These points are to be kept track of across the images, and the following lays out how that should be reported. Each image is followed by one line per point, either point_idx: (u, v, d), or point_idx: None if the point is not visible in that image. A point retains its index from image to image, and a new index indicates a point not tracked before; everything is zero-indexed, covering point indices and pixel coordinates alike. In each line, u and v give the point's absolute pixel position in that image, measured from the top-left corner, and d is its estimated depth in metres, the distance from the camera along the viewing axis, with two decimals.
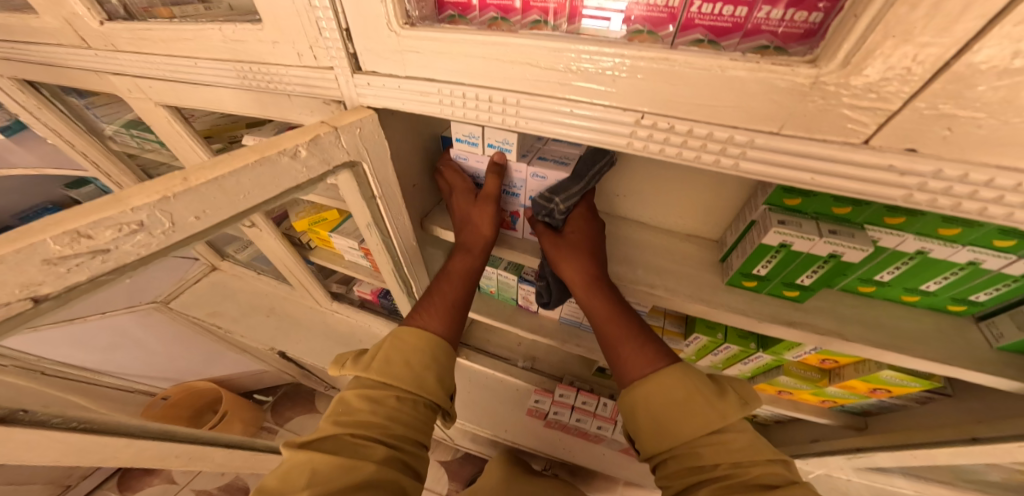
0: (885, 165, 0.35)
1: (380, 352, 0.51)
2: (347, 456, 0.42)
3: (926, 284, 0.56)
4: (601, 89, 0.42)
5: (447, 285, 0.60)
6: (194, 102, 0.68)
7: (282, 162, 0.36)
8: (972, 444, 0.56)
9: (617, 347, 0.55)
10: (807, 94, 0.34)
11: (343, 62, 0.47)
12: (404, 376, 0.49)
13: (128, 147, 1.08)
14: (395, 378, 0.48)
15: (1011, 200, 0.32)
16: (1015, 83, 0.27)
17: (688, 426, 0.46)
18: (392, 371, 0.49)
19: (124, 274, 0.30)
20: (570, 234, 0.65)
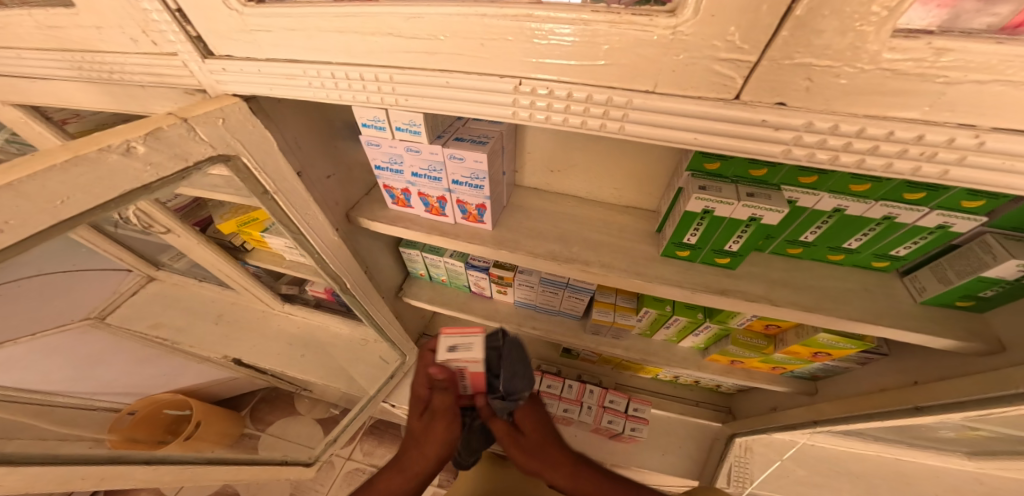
0: (757, 121, 0.33)
1: None
2: None
3: (849, 242, 0.60)
4: (472, 59, 0.37)
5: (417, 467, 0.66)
6: (36, 100, 0.58)
7: (109, 160, 0.33)
8: (917, 413, 0.58)
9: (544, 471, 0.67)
10: (670, 50, 0.31)
11: (187, 48, 0.42)
12: None
13: None
14: None
15: (885, 149, 0.31)
16: (858, 26, 0.25)
17: None
18: None
19: None
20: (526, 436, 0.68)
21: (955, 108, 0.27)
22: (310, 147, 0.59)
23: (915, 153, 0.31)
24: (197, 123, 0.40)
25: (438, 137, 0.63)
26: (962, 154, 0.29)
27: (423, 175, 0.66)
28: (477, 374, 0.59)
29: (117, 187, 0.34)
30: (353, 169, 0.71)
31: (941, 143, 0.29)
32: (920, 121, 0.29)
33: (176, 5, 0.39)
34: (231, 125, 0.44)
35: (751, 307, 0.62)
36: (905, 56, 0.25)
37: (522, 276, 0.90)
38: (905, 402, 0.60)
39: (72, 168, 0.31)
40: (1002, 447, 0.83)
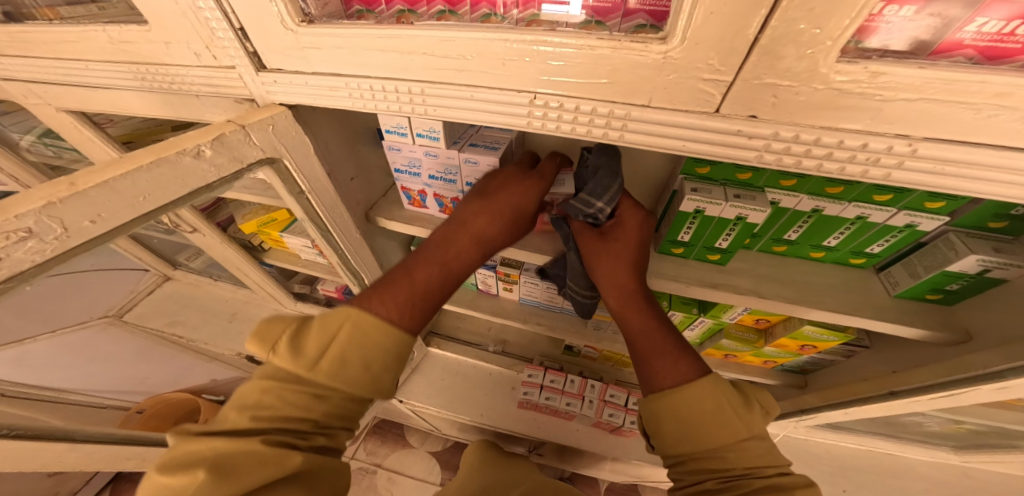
0: (735, 131, 0.39)
1: (330, 350, 0.42)
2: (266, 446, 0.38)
3: (828, 240, 0.66)
4: (494, 75, 0.43)
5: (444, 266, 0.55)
6: (93, 107, 0.64)
7: (183, 162, 0.39)
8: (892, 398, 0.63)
9: (649, 359, 0.51)
10: (662, 70, 0.37)
11: (244, 62, 0.47)
12: (351, 377, 0.43)
13: (45, 156, 1.06)
14: (344, 380, 0.42)
15: (841, 154, 0.37)
16: (811, 54, 0.31)
17: (714, 434, 0.43)
18: (342, 372, 0.42)
19: (27, 279, 0.33)
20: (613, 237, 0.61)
21: (893, 121, 0.33)
22: (339, 151, 0.65)
23: (864, 159, 0.37)
24: (252, 130, 0.46)
25: (454, 142, 0.69)
26: (902, 159, 0.35)
27: (439, 178, 0.72)
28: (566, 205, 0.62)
29: (187, 185, 0.40)
30: (373, 172, 0.77)
31: (884, 150, 0.35)
32: (867, 131, 0.35)
33: (238, 25, 0.44)
34: (278, 131, 0.50)
35: (740, 300, 0.67)
36: (849, 78, 0.31)
37: (527, 274, 0.95)
38: (881, 389, 0.66)
39: (155, 168, 0.36)
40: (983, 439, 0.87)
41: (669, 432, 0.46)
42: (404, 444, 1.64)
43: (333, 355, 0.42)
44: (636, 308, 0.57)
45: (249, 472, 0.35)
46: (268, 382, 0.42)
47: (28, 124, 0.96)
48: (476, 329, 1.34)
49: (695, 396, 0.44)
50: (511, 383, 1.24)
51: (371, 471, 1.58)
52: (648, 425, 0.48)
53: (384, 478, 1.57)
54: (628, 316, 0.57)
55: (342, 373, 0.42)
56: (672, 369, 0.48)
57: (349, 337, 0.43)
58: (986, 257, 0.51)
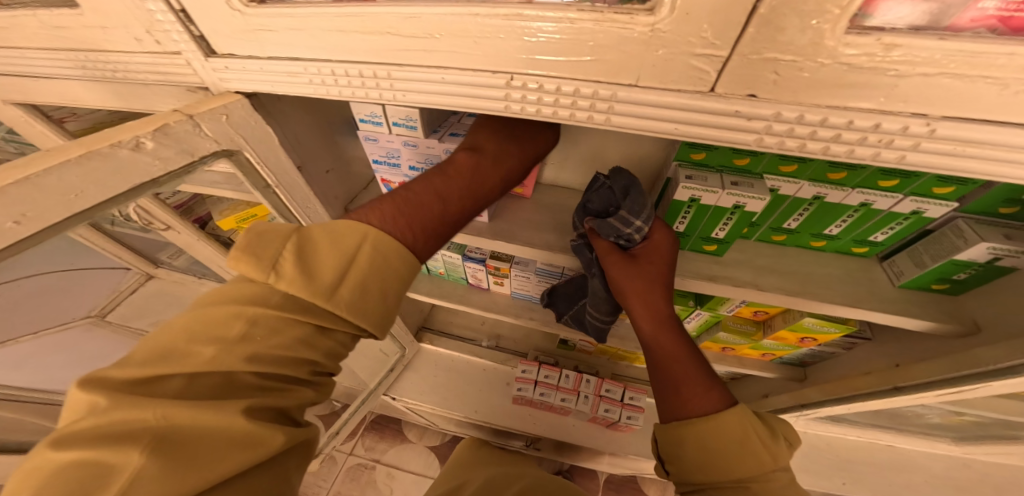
0: (732, 112, 0.35)
1: (358, 264, 0.37)
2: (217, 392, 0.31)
3: (830, 229, 0.63)
4: (465, 54, 0.39)
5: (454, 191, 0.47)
6: (43, 100, 0.59)
7: (120, 155, 0.35)
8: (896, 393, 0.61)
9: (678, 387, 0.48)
10: (650, 45, 0.33)
11: (190, 47, 0.43)
12: (371, 306, 0.38)
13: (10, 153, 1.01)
14: (365, 310, 0.38)
15: (848, 137, 0.33)
16: (817, 24, 0.27)
17: (740, 466, 0.42)
18: (366, 300, 0.38)
19: None
20: (643, 260, 0.58)
21: (907, 98, 0.30)
22: (311, 142, 0.61)
23: (874, 141, 0.33)
24: (202, 120, 0.42)
25: (434, 131, 0.64)
26: (916, 141, 0.32)
27: (420, 169, 0.68)
28: None
29: (130, 180, 0.36)
30: (351, 165, 0.73)
31: (896, 131, 0.32)
32: (877, 111, 0.31)
33: (179, 6, 0.40)
34: (234, 121, 0.46)
35: (738, 292, 0.64)
36: (859, 51, 0.28)
37: (518, 267, 0.92)
38: (885, 383, 0.64)
39: (86, 162, 0.32)
40: (987, 430, 0.86)
41: (691, 460, 0.44)
42: (401, 440, 1.64)
43: (348, 276, 0.37)
44: (671, 328, 0.54)
45: (213, 458, 0.28)
46: (250, 313, 0.33)
47: None
48: (469, 323, 1.31)
49: (725, 428, 0.43)
50: (506, 378, 1.22)
51: (370, 467, 1.58)
52: (664, 450, 0.48)
53: (383, 473, 1.56)
54: (661, 338, 0.54)
55: (354, 300, 0.37)
56: (703, 398, 0.46)
57: (365, 257, 0.38)
58: (997, 244, 0.48)
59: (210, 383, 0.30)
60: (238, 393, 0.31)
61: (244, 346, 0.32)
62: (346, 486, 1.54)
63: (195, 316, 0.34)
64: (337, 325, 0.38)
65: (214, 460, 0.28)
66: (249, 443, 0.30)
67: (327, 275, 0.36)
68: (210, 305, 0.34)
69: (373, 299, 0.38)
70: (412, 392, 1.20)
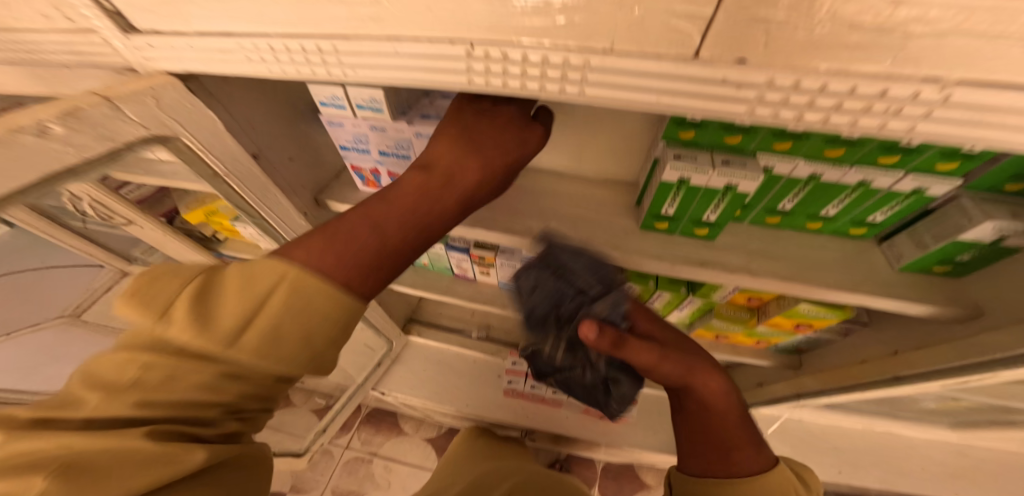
0: (718, 80, 0.31)
1: (263, 306, 0.31)
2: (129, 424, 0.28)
3: (827, 210, 0.59)
4: (416, 20, 0.34)
5: (403, 213, 0.38)
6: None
7: (22, 142, 0.29)
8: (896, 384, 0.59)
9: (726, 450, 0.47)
10: (621, 3, 0.28)
11: (104, 22, 0.38)
12: (286, 351, 0.31)
13: None
14: (280, 355, 0.31)
15: (851, 107, 0.29)
16: None
17: None
18: (278, 346, 0.31)
19: None
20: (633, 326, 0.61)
21: (918, 62, 0.25)
22: (267, 126, 0.55)
23: (880, 109, 0.29)
24: (122, 103, 0.36)
25: (402, 113, 0.59)
26: (928, 109, 0.28)
27: (390, 154, 0.63)
28: None
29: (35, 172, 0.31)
30: (319, 152, 0.68)
31: (905, 98, 0.28)
32: (883, 76, 0.27)
33: None
34: (165, 104, 0.41)
35: (732, 279, 0.61)
36: (865, 4, 0.23)
37: (503, 256, 0.88)
38: (884, 373, 0.61)
39: None
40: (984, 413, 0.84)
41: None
42: (397, 432, 1.64)
43: (254, 318, 0.30)
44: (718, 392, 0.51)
45: (122, 487, 0.26)
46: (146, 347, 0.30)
47: None
48: (459, 315, 1.29)
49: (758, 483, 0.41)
50: (498, 370, 1.20)
51: (367, 460, 1.58)
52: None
53: (380, 466, 1.56)
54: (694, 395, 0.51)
55: (259, 343, 0.30)
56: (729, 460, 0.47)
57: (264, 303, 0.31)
58: (1003, 222, 0.45)
59: (108, 419, 0.28)
60: (143, 422, 0.29)
61: (133, 390, 0.28)
62: (344, 479, 1.54)
63: (102, 353, 0.31)
64: (248, 374, 0.31)
65: (118, 487, 0.26)
66: (161, 461, 0.27)
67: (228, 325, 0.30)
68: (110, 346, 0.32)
69: (290, 344, 0.31)
70: (402, 386, 1.18)
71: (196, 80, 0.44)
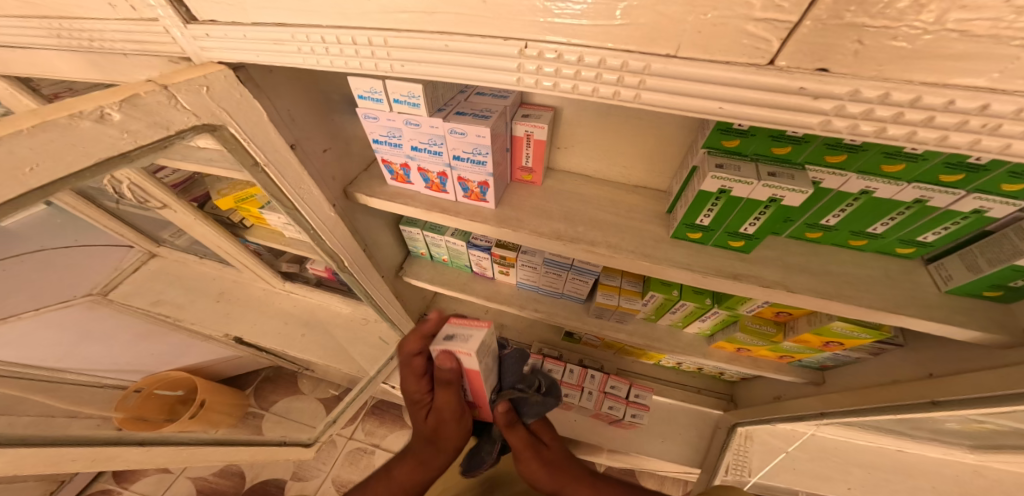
0: (794, 89, 0.28)
1: None
2: None
3: (874, 227, 0.56)
4: (472, 12, 0.33)
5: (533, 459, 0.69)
6: (28, 70, 0.61)
7: (81, 127, 0.31)
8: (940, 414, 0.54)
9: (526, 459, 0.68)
10: (695, 5, 0.27)
11: (169, 13, 0.40)
12: None
13: None
14: None
15: (943, 121, 0.26)
16: None
17: None
18: None
19: None
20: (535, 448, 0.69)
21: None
22: (305, 119, 0.56)
23: (975, 125, 0.26)
24: (178, 91, 0.37)
25: (438, 109, 0.59)
26: (1008, 142, 0.26)
27: (422, 150, 0.63)
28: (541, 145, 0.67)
29: (92, 154, 0.32)
30: (350, 144, 0.68)
31: (1007, 115, 0.25)
32: (986, 89, 0.24)
33: None
34: (217, 94, 0.42)
35: (765, 294, 0.59)
36: (978, 15, 0.21)
37: (525, 257, 0.88)
38: (921, 396, 0.58)
39: (40, 134, 0.29)
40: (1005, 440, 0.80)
41: None
42: (401, 425, 1.65)
43: None
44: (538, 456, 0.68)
45: None
46: None
47: None
48: (473, 312, 1.30)
49: None
50: None
51: (370, 452, 1.60)
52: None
53: (381, 458, 1.58)
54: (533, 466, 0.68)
55: None
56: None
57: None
58: None
59: None
60: None
61: None
62: (344, 470, 1.56)
63: None
64: None
65: None
66: None
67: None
68: None
69: None
70: None
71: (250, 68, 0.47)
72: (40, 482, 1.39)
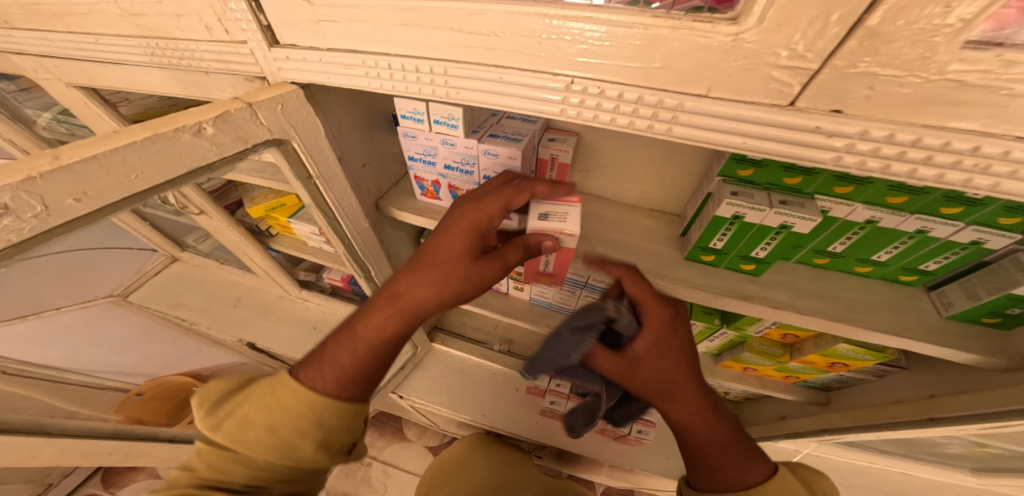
0: (811, 128, 0.33)
1: (271, 412, 0.44)
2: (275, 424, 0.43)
3: (878, 255, 0.60)
4: (525, 54, 0.38)
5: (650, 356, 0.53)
6: (103, 81, 0.67)
7: (182, 139, 0.35)
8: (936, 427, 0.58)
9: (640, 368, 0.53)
10: (729, 55, 0.31)
11: (256, 36, 0.46)
12: (311, 425, 0.44)
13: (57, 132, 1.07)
14: (288, 427, 0.43)
15: (939, 160, 0.31)
16: (931, 39, 0.25)
17: None
18: (278, 427, 0.43)
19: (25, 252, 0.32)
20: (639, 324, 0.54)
21: (1016, 120, 0.27)
22: (352, 134, 0.61)
23: (968, 164, 0.30)
24: (259, 109, 0.43)
25: (474, 131, 0.64)
26: (1013, 170, 0.29)
27: (455, 168, 0.67)
28: (564, 168, 0.72)
29: (186, 164, 0.37)
30: (386, 160, 0.73)
31: (995, 155, 0.29)
32: (978, 132, 0.28)
33: (266, 22, 0.45)
34: (288, 110, 0.47)
35: (775, 314, 0.62)
36: (973, 68, 0.25)
37: None
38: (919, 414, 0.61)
39: (150, 145, 0.33)
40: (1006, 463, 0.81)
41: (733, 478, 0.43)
42: (401, 438, 1.64)
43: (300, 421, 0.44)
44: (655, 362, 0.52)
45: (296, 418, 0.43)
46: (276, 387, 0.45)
47: (42, 101, 0.96)
48: (482, 325, 1.33)
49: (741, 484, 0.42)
50: (516, 383, 1.23)
51: (367, 465, 1.58)
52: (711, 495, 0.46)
53: (379, 472, 1.56)
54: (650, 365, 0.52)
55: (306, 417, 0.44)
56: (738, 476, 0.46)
57: (305, 415, 0.44)
58: None
59: (273, 409, 0.44)
60: (288, 422, 0.44)
61: (263, 427, 0.43)
62: (340, 482, 1.54)
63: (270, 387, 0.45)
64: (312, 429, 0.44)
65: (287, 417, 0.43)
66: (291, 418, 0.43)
67: (256, 439, 0.43)
68: (243, 411, 0.44)
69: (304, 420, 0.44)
70: (421, 390, 1.21)
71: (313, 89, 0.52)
72: (28, 485, 1.36)
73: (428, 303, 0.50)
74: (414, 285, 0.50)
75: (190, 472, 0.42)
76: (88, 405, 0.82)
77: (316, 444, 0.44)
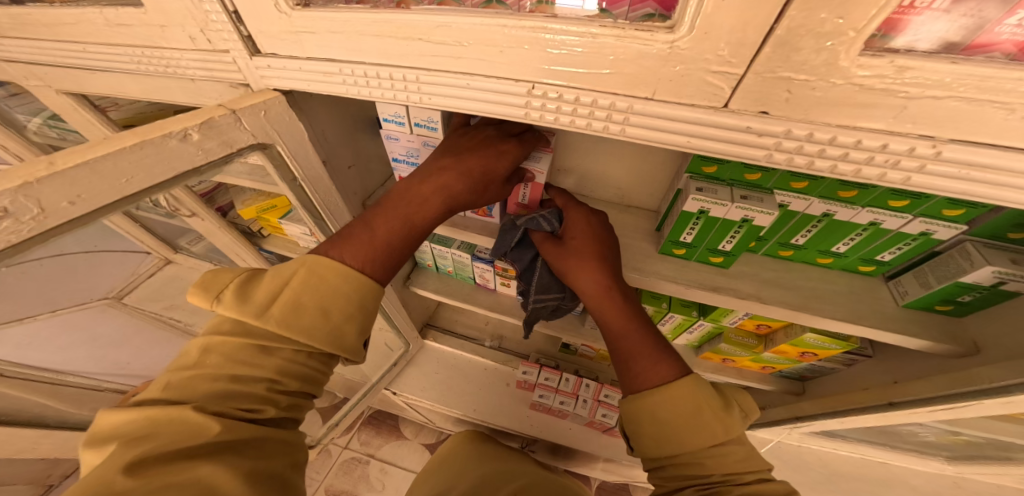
0: (743, 128, 0.36)
1: (305, 295, 0.42)
2: (322, 308, 0.42)
3: (838, 247, 0.63)
4: (488, 62, 0.41)
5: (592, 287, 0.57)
6: (95, 88, 0.70)
7: (170, 144, 0.38)
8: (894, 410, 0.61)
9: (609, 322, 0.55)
10: (667, 61, 0.34)
11: (239, 46, 0.49)
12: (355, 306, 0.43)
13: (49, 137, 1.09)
14: (332, 311, 0.42)
15: (856, 156, 0.34)
16: (831, 47, 0.28)
17: (694, 438, 0.43)
18: (319, 311, 0.41)
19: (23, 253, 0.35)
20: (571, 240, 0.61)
21: (915, 120, 0.30)
22: (336, 137, 0.64)
23: (881, 160, 0.33)
24: (243, 115, 0.46)
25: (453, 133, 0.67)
26: (921, 163, 0.32)
27: None
28: None
29: (173, 168, 0.39)
30: (370, 161, 0.76)
31: (902, 151, 0.32)
32: (885, 131, 0.32)
33: (247, 32, 0.48)
34: (272, 116, 0.50)
35: (743, 305, 0.65)
36: (870, 72, 0.28)
37: None
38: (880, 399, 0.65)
39: (139, 150, 0.36)
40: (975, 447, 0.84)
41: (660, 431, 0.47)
42: (397, 435, 1.66)
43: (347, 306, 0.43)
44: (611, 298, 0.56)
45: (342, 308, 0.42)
46: (308, 272, 0.42)
47: (32, 106, 0.98)
48: (473, 323, 1.35)
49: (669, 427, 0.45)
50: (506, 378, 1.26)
51: (364, 462, 1.60)
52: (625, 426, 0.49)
53: (375, 469, 1.59)
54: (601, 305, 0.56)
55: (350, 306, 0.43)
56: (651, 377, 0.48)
57: (353, 296, 0.43)
58: (1000, 268, 0.48)
59: (314, 296, 0.42)
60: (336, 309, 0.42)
61: (304, 313, 0.41)
62: (337, 479, 1.56)
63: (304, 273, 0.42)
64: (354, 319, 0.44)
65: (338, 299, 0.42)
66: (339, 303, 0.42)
67: (307, 321, 0.41)
68: (279, 295, 0.41)
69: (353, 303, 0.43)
70: (413, 387, 1.23)
71: (295, 95, 0.55)
72: (29, 486, 1.38)
73: (425, 209, 0.51)
74: (420, 186, 0.51)
75: (206, 370, 0.37)
76: (86, 404, 0.84)
77: (359, 330, 0.44)
